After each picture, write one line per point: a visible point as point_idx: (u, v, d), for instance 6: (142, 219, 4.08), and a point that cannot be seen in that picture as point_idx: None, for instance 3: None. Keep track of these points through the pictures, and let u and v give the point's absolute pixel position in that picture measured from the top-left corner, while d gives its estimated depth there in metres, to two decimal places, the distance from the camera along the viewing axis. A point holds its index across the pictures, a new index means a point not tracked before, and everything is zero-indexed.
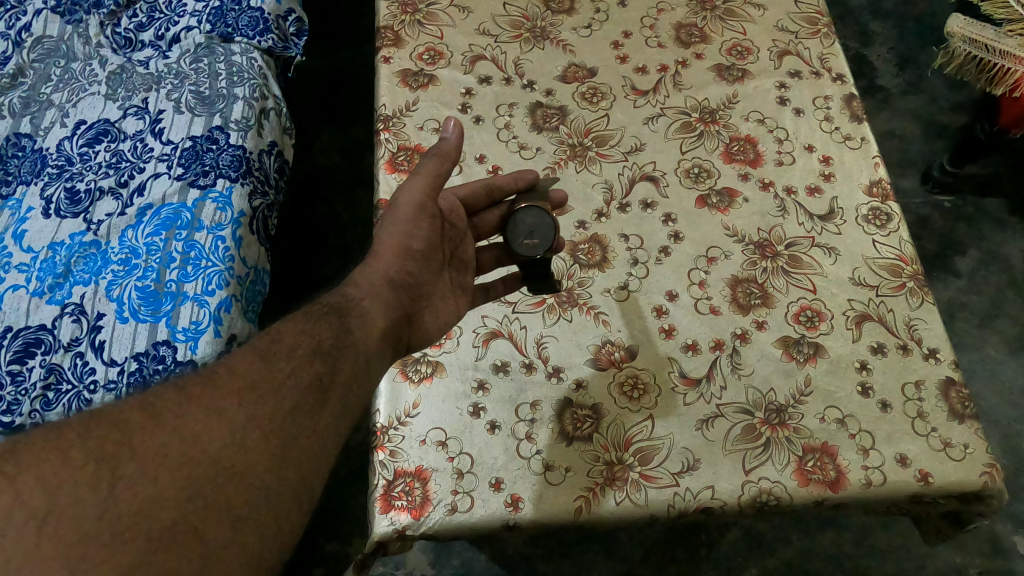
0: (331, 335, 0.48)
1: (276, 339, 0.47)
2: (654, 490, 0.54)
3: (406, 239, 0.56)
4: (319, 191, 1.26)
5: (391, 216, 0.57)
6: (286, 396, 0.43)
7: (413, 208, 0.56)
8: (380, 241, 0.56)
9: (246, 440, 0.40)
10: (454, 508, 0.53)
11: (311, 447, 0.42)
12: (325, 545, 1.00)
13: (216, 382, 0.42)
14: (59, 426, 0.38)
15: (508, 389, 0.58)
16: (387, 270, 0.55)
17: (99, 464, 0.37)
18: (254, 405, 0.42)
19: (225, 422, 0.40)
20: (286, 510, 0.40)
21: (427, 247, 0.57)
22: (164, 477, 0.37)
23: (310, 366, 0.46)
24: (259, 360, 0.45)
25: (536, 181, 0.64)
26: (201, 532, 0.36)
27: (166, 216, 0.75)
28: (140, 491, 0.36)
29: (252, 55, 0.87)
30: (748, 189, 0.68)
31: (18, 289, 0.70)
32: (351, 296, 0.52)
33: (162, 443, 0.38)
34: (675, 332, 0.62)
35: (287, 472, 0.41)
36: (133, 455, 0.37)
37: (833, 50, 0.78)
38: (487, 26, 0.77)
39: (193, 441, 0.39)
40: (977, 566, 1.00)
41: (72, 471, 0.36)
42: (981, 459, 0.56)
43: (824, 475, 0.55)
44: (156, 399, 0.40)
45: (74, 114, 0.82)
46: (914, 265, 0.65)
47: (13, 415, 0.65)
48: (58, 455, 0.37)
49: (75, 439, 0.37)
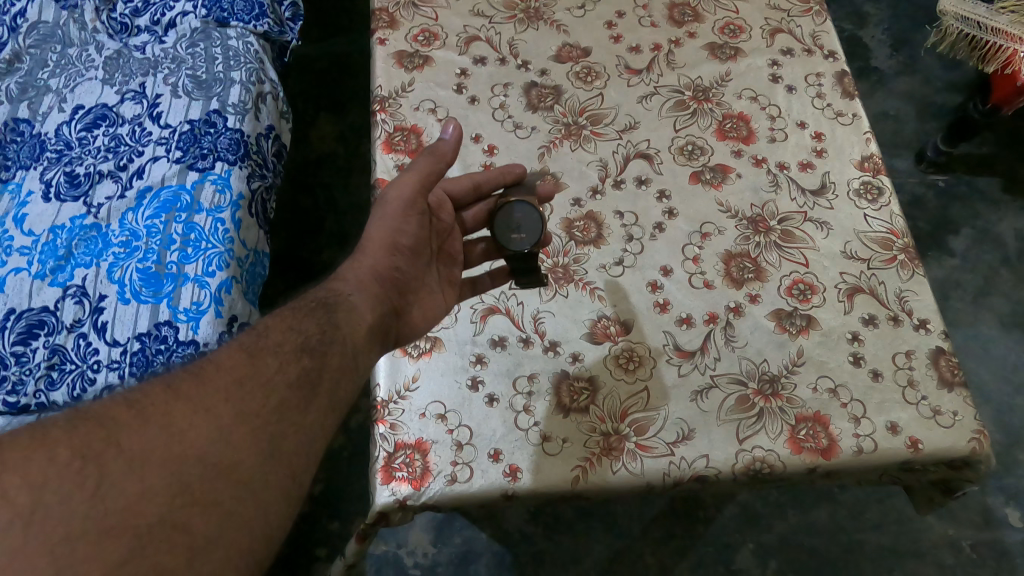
0: (317, 331, 0.48)
1: (263, 335, 0.47)
2: (650, 459, 0.55)
3: (394, 234, 0.57)
4: (316, 177, 1.27)
5: (380, 211, 0.57)
6: (274, 392, 0.43)
7: (403, 205, 0.57)
8: (368, 236, 0.57)
9: (233, 435, 0.40)
10: (453, 479, 0.54)
11: (299, 441, 0.42)
12: (328, 526, 1.02)
13: (204, 378, 0.42)
14: (42, 424, 0.37)
15: (506, 362, 0.59)
16: (377, 265, 0.55)
17: (85, 461, 0.36)
18: (242, 399, 0.41)
19: (213, 416, 0.40)
20: (274, 504, 0.39)
21: (415, 242, 0.58)
22: (153, 473, 0.37)
23: (297, 362, 0.45)
24: (246, 355, 0.44)
25: (524, 174, 0.63)
26: (188, 527, 0.36)
27: (165, 199, 0.75)
28: (128, 488, 0.36)
29: (249, 40, 0.88)
30: (741, 165, 0.69)
31: (20, 272, 0.71)
32: (340, 289, 0.52)
33: (150, 440, 0.38)
34: (669, 306, 0.62)
35: (277, 464, 0.40)
36: (120, 452, 0.37)
37: (825, 28, 0.78)
38: (482, 7, 0.77)
39: (180, 437, 0.38)
40: (969, 538, 1.01)
41: (58, 468, 0.35)
42: (970, 426, 0.57)
43: (816, 443, 0.56)
44: (143, 396, 0.40)
45: (72, 98, 0.82)
46: (904, 238, 0.66)
47: (18, 396, 0.66)
48: (43, 453, 0.36)
49: (61, 436, 0.37)
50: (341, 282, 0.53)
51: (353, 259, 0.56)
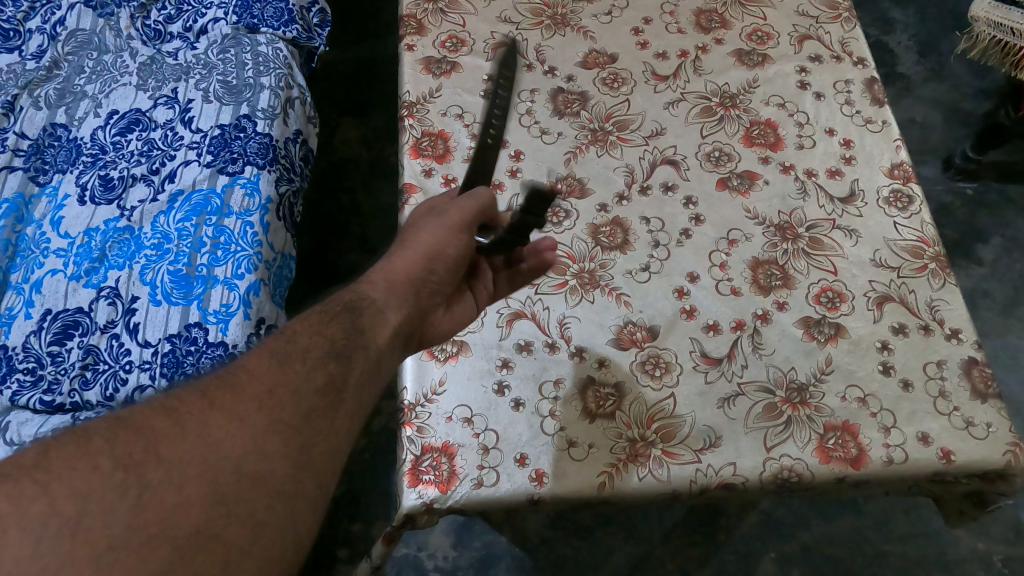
0: (343, 336, 0.47)
1: (291, 340, 0.46)
2: (676, 467, 0.55)
3: (440, 246, 0.53)
4: (340, 181, 1.28)
5: (435, 221, 0.54)
6: (303, 400, 0.42)
7: (459, 221, 0.54)
8: (416, 238, 0.54)
9: (266, 445, 0.39)
10: (480, 483, 0.55)
11: (326, 450, 0.42)
12: (350, 528, 1.02)
13: (236, 386, 0.41)
14: (84, 432, 0.38)
15: (532, 367, 0.60)
16: (413, 270, 0.53)
17: (126, 471, 0.36)
18: (273, 408, 0.41)
19: (246, 425, 0.40)
20: (303, 513, 0.39)
21: (460, 258, 0.54)
22: (190, 483, 0.36)
23: (323, 369, 0.45)
24: (275, 362, 0.44)
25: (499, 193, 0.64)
26: (224, 538, 0.36)
27: (196, 203, 0.77)
28: (167, 498, 0.35)
29: (278, 45, 0.90)
30: (768, 172, 0.69)
31: (57, 274, 0.73)
32: (365, 292, 0.51)
33: (188, 450, 0.37)
34: (696, 312, 0.62)
35: (307, 474, 0.40)
36: (159, 462, 0.37)
37: (854, 35, 0.78)
38: (509, 14, 0.78)
39: (216, 447, 0.38)
40: (1001, 553, 0.99)
41: (101, 478, 0.35)
42: (1005, 439, 0.56)
43: (846, 453, 0.56)
44: (178, 403, 0.40)
45: (107, 104, 0.84)
46: (935, 247, 0.65)
47: (54, 395, 0.68)
48: (86, 463, 0.36)
49: (103, 446, 0.37)
50: (369, 284, 0.52)
51: (394, 258, 0.54)
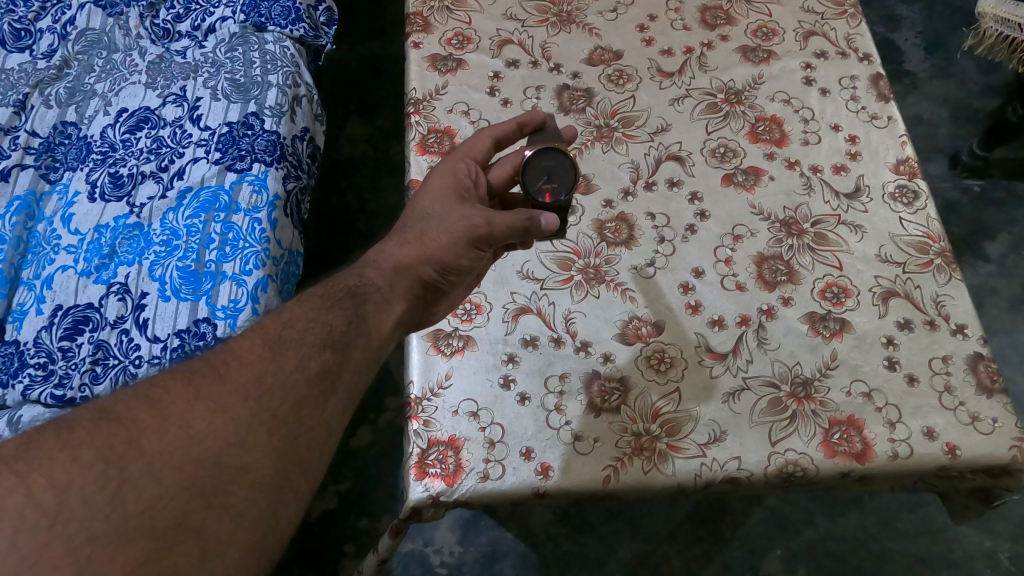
0: (343, 322, 0.48)
1: (288, 326, 0.46)
2: (682, 460, 0.55)
3: (454, 259, 0.54)
4: (347, 178, 1.29)
5: (455, 226, 0.54)
6: (293, 388, 0.43)
7: (480, 237, 0.54)
8: (431, 236, 0.55)
9: (250, 436, 0.40)
10: (486, 476, 0.55)
11: (314, 438, 0.42)
12: (356, 523, 1.03)
13: (224, 374, 0.42)
14: (66, 422, 0.38)
15: (538, 361, 0.60)
16: (425, 271, 0.54)
17: (107, 463, 0.36)
18: (260, 398, 0.41)
19: (231, 416, 0.40)
20: (285, 502, 0.40)
21: (470, 267, 0.56)
22: (170, 477, 0.37)
23: (319, 356, 0.45)
24: (268, 348, 0.44)
25: (544, 123, 0.62)
26: (199, 530, 0.36)
27: (205, 199, 0.77)
28: (146, 491, 0.36)
29: (285, 44, 0.90)
30: (773, 168, 0.69)
31: (67, 270, 0.74)
32: (370, 279, 0.52)
33: (169, 442, 0.38)
34: (701, 307, 0.63)
35: (291, 466, 0.40)
36: (140, 455, 0.37)
37: (859, 31, 0.78)
38: (515, 11, 0.78)
39: (198, 439, 0.38)
40: (1008, 551, 0.99)
41: (81, 470, 0.36)
42: (1010, 434, 0.56)
43: (850, 447, 0.56)
44: (163, 393, 0.40)
45: (116, 102, 0.85)
46: (941, 242, 0.65)
47: (65, 389, 0.68)
48: (67, 454, 0.36)
49: (84, 437, 0.37)
50: (374, 269, 0.53)
51: (407, 248, 0.55)
